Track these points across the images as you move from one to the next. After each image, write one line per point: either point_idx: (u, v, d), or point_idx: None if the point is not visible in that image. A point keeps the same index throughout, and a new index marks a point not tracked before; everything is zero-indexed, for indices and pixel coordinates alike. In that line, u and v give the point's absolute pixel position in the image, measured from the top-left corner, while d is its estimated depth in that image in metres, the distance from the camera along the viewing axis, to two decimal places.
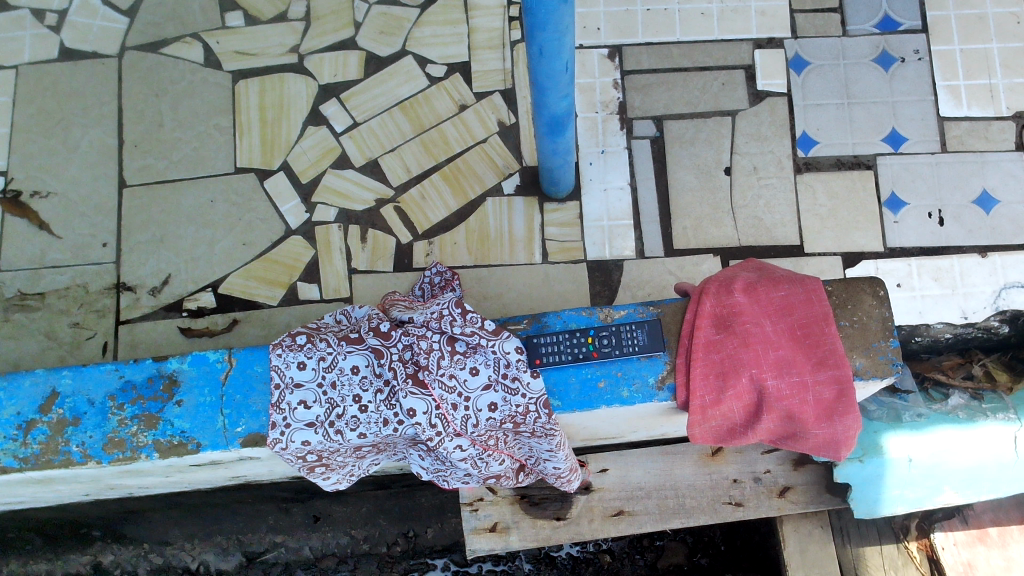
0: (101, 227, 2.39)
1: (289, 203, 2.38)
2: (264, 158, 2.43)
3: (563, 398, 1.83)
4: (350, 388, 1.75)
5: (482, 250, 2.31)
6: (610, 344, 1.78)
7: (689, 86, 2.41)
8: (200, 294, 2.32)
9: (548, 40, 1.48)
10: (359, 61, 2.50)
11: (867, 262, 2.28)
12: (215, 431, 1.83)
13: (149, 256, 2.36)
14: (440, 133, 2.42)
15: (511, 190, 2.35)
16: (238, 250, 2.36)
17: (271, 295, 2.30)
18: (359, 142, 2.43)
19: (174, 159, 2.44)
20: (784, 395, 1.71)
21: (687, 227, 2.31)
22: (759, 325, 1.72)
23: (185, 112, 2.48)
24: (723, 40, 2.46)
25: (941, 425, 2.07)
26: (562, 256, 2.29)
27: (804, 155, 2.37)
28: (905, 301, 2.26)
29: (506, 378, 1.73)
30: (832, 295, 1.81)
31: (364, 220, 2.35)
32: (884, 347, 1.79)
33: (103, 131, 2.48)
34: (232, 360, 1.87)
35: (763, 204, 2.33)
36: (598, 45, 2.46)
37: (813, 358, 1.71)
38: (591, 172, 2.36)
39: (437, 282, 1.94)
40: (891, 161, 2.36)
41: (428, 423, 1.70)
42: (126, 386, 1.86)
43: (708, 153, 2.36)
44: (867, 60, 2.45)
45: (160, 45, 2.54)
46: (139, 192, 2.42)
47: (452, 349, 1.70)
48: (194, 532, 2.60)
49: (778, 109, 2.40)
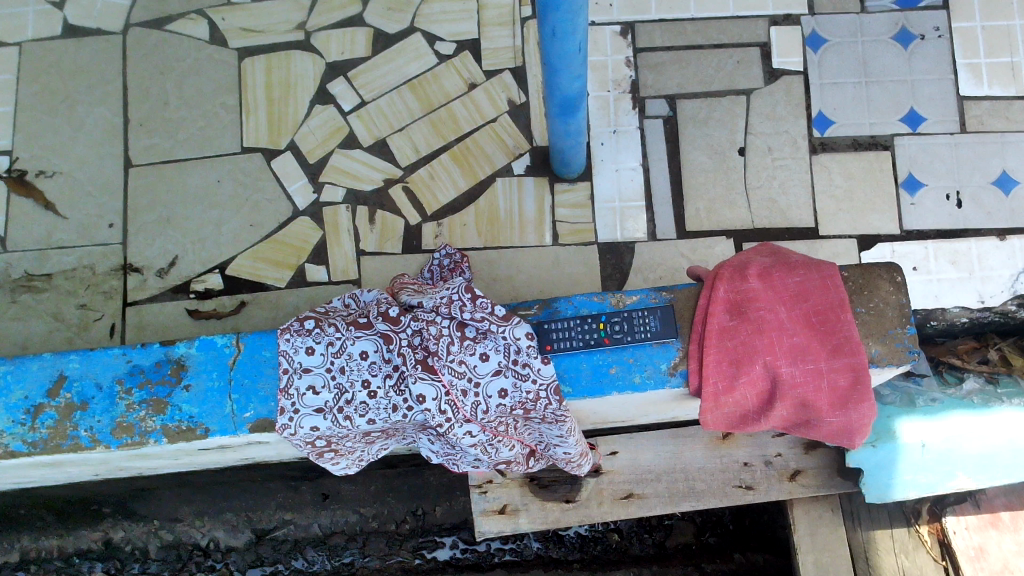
0: (108, 207, 2.37)
1: (296, 183, 2.36)
2: (271, 137, 2.39)
3: (574, 385, 1.81)
4: (359, 373, 1.75)
5: (491, 231, 2.28)
6: (621, 331, 1.77)
7: (703, 64, 2.36)
8: (208, 276, 2.30)
9: (561, 20, 1.45)
10: (367, 38, 2.45)
11: (883, 244, 2.25)
12: (223, 416, 1.82)
13: (157, 236, 2.34)
14: (449, 112, 2.38)
15: (521, 170, 2.32)
16: (246, 231, 2.33)
17: (278, 277, 2.29)
18: (367, 121, 2.39)
19: (180, 138, 2.41)
20: (798, 382, 1.69)
21: (700, 209, 2.27)
22: (773, 311, 1.70)
23: (191, 90, 2.45)
24: (738, 17, 2.40)
25: (955, 411, 2.05)
26: (573, 239, 2.27)
27: (820, 135, 2.32)
28: (921, 286, 2.23)
29: (517, 364, 1.71)
30: (848, 280, 1.78)
31: (373, 202, 2.32)
32: (901, 334, 1.76)
33: (108, 110, 2.45)
34: (240, 344, 1.85)
35: (778, 185, 2.29)
36: (610, 22, 2.40)
37: (828, 345, 1.69)
38: (603, 152, 2.32)
39: (447, 265, 1.95)
40: (909, 142, 2.32)
41: (438, 409, 1.68)
42: (133, 371, 1.85)
43: (721, 133, 2.32)
44: (886, 37, 2.39)
45: (166, 21, 2.50)
46: (146, 172, 2.39)
47: (462, 334, 1.69)
48: (204, 509, 2.60)
49: (794, 88, 2.35)
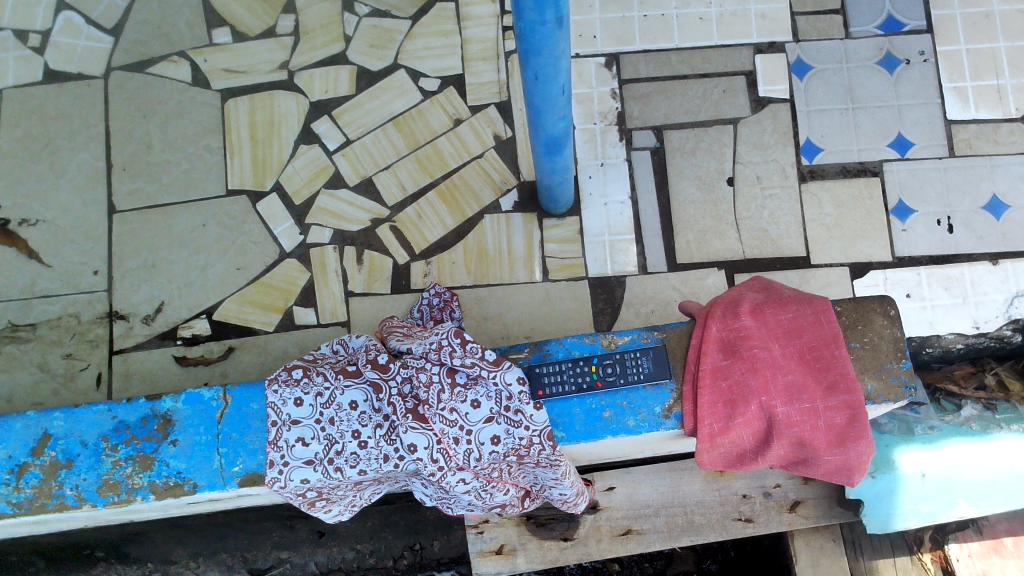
0: (92, 254, 2.33)
1: (283, 225, 2.33)
2: (256, 179, 2.37)
3: (567, 430, 1.79)
4: (348, 423, 1.76)
5: (481, 269, 2.26)
6: (614, 373, 1.75)
7: (688, 94, 2.35)
8: (195, 321, 2.27)
9: (544, 65, 1.43)
10: (350, 75, 2.42)
11: (876, 272, 2.22)
12: (212, 470, 1.79)
13: (142, 282, 2.31)
14: (435, 149, 2.36)
15: (509, 206, 2.30)
16: (233, 274, 2.31)
17: (266, 320, 2.26)
18: (353, 160, 2.37)
19: (164, 182, 2.38)
20: (794, 421, 1.69)
21: (690, 240, 2.25)
22: (767, 349, 1.70)
23: (174, 133, 2.41)
24: (723, 46, 2.38)
25: (954, 438, 2.06)
26: (562, 274, 2.25)
27: (809, 163, 2.30)
28: (915, 312, 2.20)
29: (509, 411, 1.73)
30: (842, 314, 1.76)
31: (360, 242, 2.30)
32: (897, 368, 1.74)
33: (91, 155, 2.41)
34: (227, 397, 1.82)
35: (768, 215, 2.26)
36: (595, 54, 2.38)
37: (824, 383, 1.70)
38: (591, 185, 2.30)
39: (437, 304, 2.08)
40: (897, 167, 2.29)
41: (430, 457, 1.71)
42: (119, 427, 1.81)
43: (710, 163, 2.30)
44: (871, 63, 2.37)
45: (147, 64, 2.46)
46: (130, 217, 2.36)
47: (452, 381, 1.71)
48: (199, 550, 2.56)
49: (781, 116, 2.33)
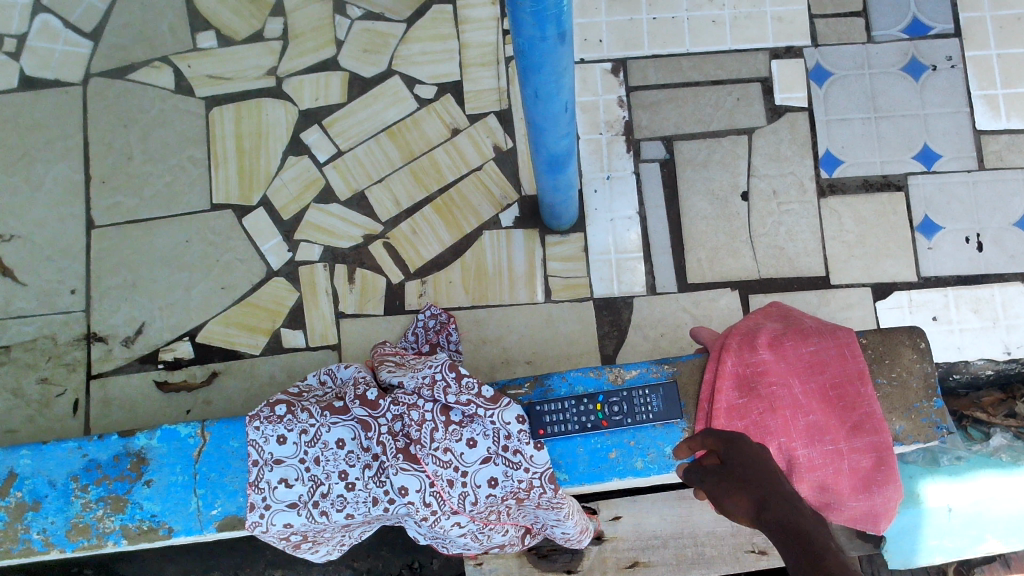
0: (69, 272, 2.21)
1: (270, 241, 2.21)
2: (241, 192, 2.24)
3: (570, 472, 1.66)
4: (335, 464, 1.63)
5: (479, 289, 2.13)
6: (620, 412, 1.62)
7: (700, 102, 2.21)
8: (177, 344, 2.16)
9: (545, 82, 1.29)
10: (342, 82, 2.29)
11: (900, 293, 2.10)
12: (188, 514, 1.67)
13: (122, 302, 2.19)
14: (431, 160, 2.23)
15: (509, 222, 2.17)
16: (217, 294, 2.18)
17: (253, 343, 2.14)
18: (344, 172, 2.24)
19: (145, 196, 2.25)
20: (815, 464, 1.55)
21: (702, 259, 2.12)
22: (787, 387, 1.57)
23: (156, 144, 2.29)
24: (737, 51, 2.24)
25: (983, 470, 1.92)
26: (566, 294, 2.12)
27: (828, 176, 2.17)
28: (942, 337, 2.07)
29: (507, 451, 1.60)
30: (867, 348, 1.64)
31: (351, 259, 2.18)
32: (928, 407, 1.62)
33: (68, 167, 2.28)
34: (205, 434, 1.70)
35: (785, 231, 2.13)
36: (601, 60, 2.25)
37: (848, 423, 1.57)
38: (596, 200, 2.17)
39: (433, 326, 1.98)
40: (923, 181, 2.16)
41: (422, 501, 1.57)
42: (90, 466, 1.70)
43: (723, 177, 2.17)
44: (895, 69, 2.23)
45: (128, 70, 2.33)
46: (110, 233, 2.23)
47: (446, 419, 1.58)
48: (189, 569, 2.27)
49: (799, 126, 2.19)
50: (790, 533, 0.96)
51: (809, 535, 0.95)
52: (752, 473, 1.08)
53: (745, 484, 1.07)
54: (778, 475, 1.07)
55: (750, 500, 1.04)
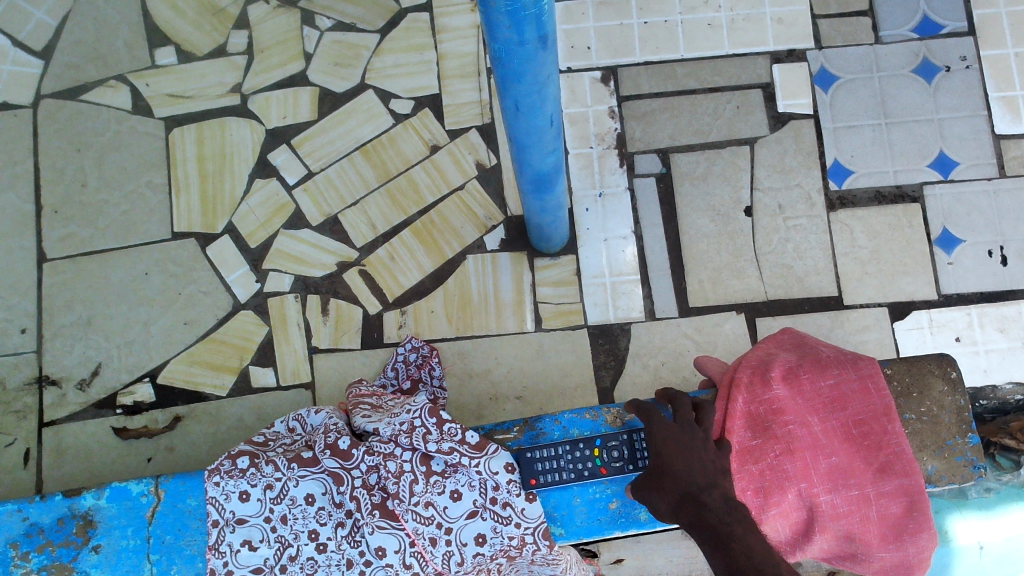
0: (19, 310, 2.04)
1: (236, 272, 2.04)
2: (205, 220, 2.07)
3: (566, 525, 1.49)
4: (303, 522, 1.46)
5: (464, 318, 1.97)
6: (620, 458, 1.44)
7: (697, 111, 2.05)
8: (137, 386, 1.98)
9: (526, 93, 1.13)
10: (311, 98, 2.13)
11: (920, 312, 1.94)
12: None
13: (76, 342, 2.01)
14: (409, 181, 2.06)
15: (495, 245, 2.00)
16: (180, 330, 2.01)
17: (219, 383, 1.97)
18: (315, 196, 2.07)
19: (101, 226, 2.09)
20: (841, 512, 1.37)
21: (704, 280, 1.96)
22: (804, 426, 1.40)
23: (112, 169, 2.12)
24: (736, 56, 2.09)
25: (1015, 503, 1.76)
26: (558, 322, 1.96)
27: (838, 188, 2.01)
28: (967, 359, 1.92)
29: (496, 504, 1.42)
30: (893, 378, 1.48)
31: (325, 290, 2.01)
32: (962, 444, 1.45)
33: (17, 196, 2.11)
34: (159, 491, 1.52)
35: (793, 248, 1.98)
36: (589, 68, 2.09)
37: (875, 464, 1.39)
38: (588, 220, 2.01)
39: (415, 361, 1.81)
40: (940, 191, 2.01)
41: (402, 563, 1.40)
42: (31, 530, 1.52)
43: (724, 191, 2.01)
44: (906, 71, 2.08)
45: (81, 90, 2.17)
46: (62, 267, 2.07)
47: (428, 469, 1.41)
48: None
49: (804, 135, 2.04)
50: (701, 528, 1.12)
51: (717, 533, 1.10)
52: (662, 474, 1.21)
53: (658, 482, 1.22)
54: (679, 458, 1.21)
55: (667, 501, 1.20)
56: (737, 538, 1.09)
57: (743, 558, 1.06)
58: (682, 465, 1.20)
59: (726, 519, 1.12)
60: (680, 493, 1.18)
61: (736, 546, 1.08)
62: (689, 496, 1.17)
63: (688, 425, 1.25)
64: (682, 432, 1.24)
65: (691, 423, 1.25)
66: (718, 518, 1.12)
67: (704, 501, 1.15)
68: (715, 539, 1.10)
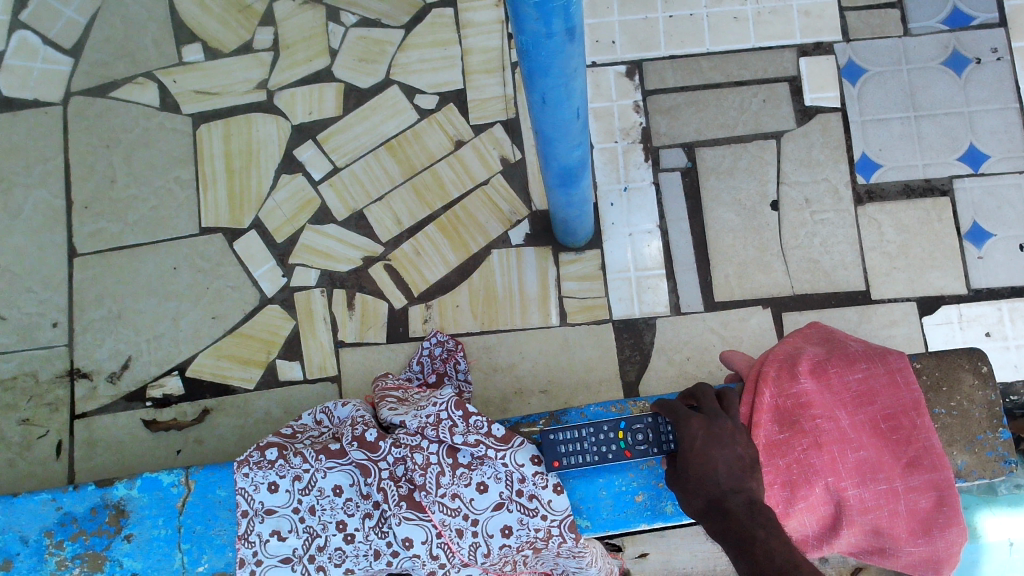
0: (50, 304, 2.07)
1: (263, 267, 2.05)
2: (232, 215, 2.09)
3: (592, 518, 1.49)
4: (332, 513, 1.47)
5: (489, 313, 1.97)
6: (645, 441, 1.40)
7: (723, 105, 2.04)
8: (166, 379, 2.01)
9: (553, 86, 1.13)
10: (337, 94, 2.14)
11: (949, 307, 1.93)
12: (172, 571, 1.51)
13: (106, 336, 2.04)
14: (434, 176, 2.07)
15: (519, 240, 2.01)
16: (207, 324, 2.03)
17: (246, 377, 1.99)
18: (341, 191, 2.08)
19: (131, 221, 2.11)
20: (869, 507, 1.36)
21: (730, 275, 1.96)
22: (833, 420, 1.39)
23: (141, 165, 2.14)
24: (763, 49, 2.07)
25: None
26: (583, 316, 1.96)
27: (865, 182, 2.00)
28: (998, 354, 1.90)
29: (522, 496, 1.42)
30: (922, 373, 1.47)
31: (350, 284, 2.02)
32: (993, 439, 1.44)
33: (48, 192, 2.14)
34: (190, 482, 1.54)
35: (820, 243, 1.97)
36: (614, 62, 2.08)
37: (903, 459, 1.38)
38: (613, 214, 2.00)
39: (439, 355, 1.83)
40: (970, 185, 1.99)
41: (429, 554, 1.41)
42: (65, 520, 1.55)
43: (750, 185, 2.00)
44: (935, 63, 2.06)
45: (110, 87, 2.19)
46: (93, 262, 2.09)
47: (454, 461, 1.42)
48: None
49: (832, 128, 2.03)
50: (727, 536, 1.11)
51: (740, 538, 1.09)
52: (687, 474, 1.20)
53: (686, 483, 1.20)
54: (705, 459, 1.19)
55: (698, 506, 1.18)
56: (760, 542, 1.07)
57: (765, 560, 1.04)
58: (705, 463, 1.19)
59: (750, 521, 1.11)
60: (705, 496, 1.17)
61: (758, 548, 1.06)
62: (714, 501, 1.16)
63: (712, 413, 1.24)
64: (707, 423, 1.23)
65: (716, 417, 1.24)
66: (741, 523, 1.11)
67: (728, 506, 1.14)
68: (738, 545, 1.08)
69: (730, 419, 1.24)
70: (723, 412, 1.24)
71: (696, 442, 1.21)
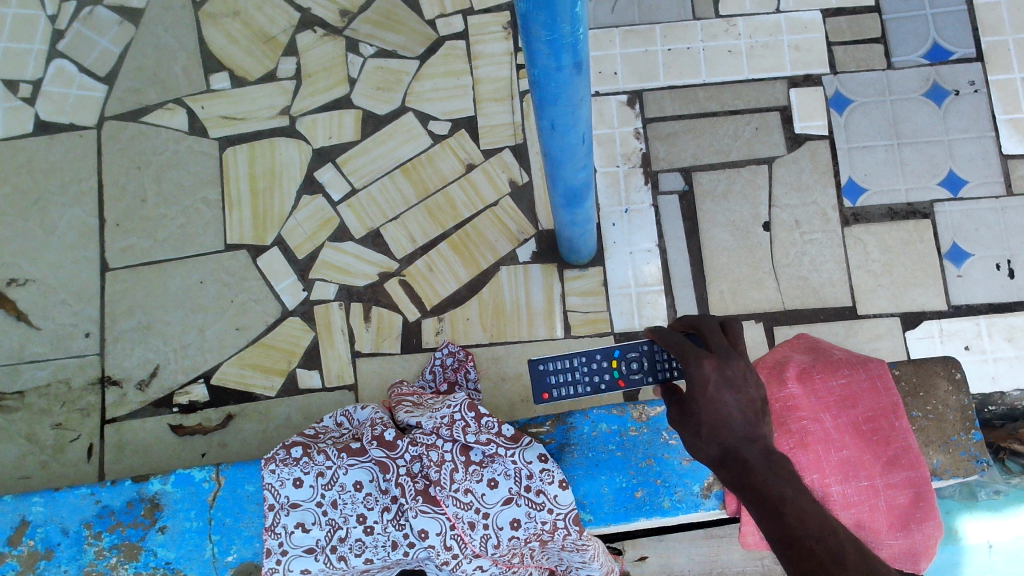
0: (83, 315, 2.19)
1: (285, 281, 2.18)
2: (256, 233, 2.22)
3: (595, 512, 1.60)
4: (352, 507, 1.58)
5: (497, 325, 2.10)
6: (639, 369, 1.45)
7: (718, 132, 2.18)
8: (192, 387, 2.13)
9: (561, 113, 1.26)
10: (355, 120, 2.28)
11: (930, 322, 2.05)
12: (203, 561, 1.63)
13: (135, 346, 2.16)
14: (446, 197, 2.20)
15: (527, 257, 2.13)
16: (231, 335, 2.16)
17: (268, 384, 2.11)
18: (358, 211, 2.21)
19: (160, 238, 2.24)
20: (851, 502, 1.46)
21: (725, 291, 2.08)
22: (817, 421, 1.50)
23: (170, 186, 2.28)
24: (755, 80, 2.21)
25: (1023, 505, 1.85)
26: (586, 329, 2.08)
27: (852, 205, 2.13)
28: (976, 367, 2.03)
29: (530, 491, 1.54)
30: (901, 379, 1.59)
31: (367, 297, 2.15)
32: (966, 441, 1.56)
33: (82, 210, 2.27)
34: (220, 478, 1.65)
35: (809, 262, 2.09)
36: (616, 92, 2.22)
37: (883, 458, 1.49)
38: (614, 234, 2.13)
39: (451, 363, 1.95)
40: (950, 208, 2.12)
41: (443, 545, 1.51)
42: (103, 512, 1.66)
43: (743, 208, 2.13)
44: (917, 95, 2.19)
45: (142, 113, 2.33)
46: (124, 276, 2.22)
47: (467, 459, 1.53)
48: None
49: (820, 155, 2.16)
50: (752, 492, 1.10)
51: (769, 501, 1.08)
52: (698, 418, 1.15)
53: (694, 426, 1.16)
54: (720, 405, 1.14)
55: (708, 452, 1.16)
56: (790, 503, 1.07)
57: (796, 523, 1.05)
58: (718, 409, 1.14)
59: (773, 479, 1.11)
60: (720, 445, 1.14)
61: (788, 511, 1.07)
62: (730, 451, 1.14)
63: (723, 352, 1.17)
64: (720, 363, 1.15)
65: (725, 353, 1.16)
66: (765, 481, 1.11)
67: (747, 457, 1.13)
68: (765, 511, 1.08)
69: (741, 358, 1.17)
70: (733, 351, 1.17)
71: (709, 386, 1.14)
